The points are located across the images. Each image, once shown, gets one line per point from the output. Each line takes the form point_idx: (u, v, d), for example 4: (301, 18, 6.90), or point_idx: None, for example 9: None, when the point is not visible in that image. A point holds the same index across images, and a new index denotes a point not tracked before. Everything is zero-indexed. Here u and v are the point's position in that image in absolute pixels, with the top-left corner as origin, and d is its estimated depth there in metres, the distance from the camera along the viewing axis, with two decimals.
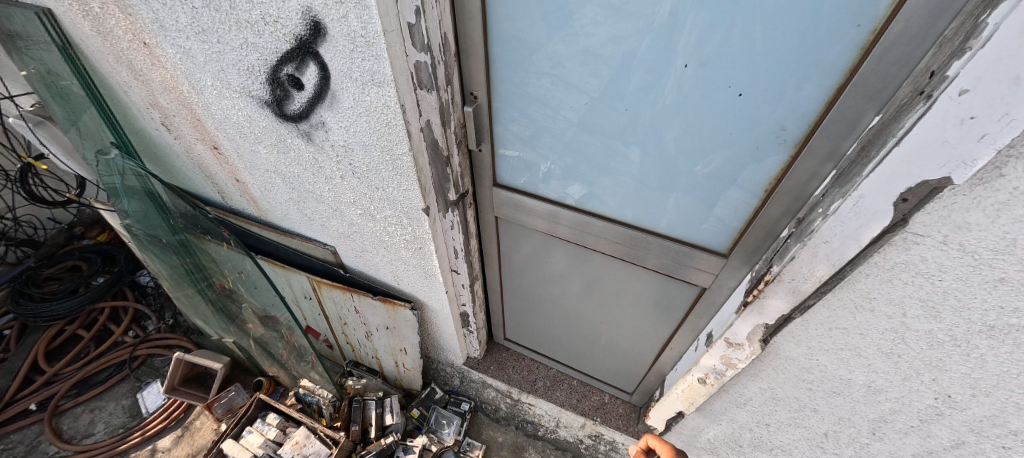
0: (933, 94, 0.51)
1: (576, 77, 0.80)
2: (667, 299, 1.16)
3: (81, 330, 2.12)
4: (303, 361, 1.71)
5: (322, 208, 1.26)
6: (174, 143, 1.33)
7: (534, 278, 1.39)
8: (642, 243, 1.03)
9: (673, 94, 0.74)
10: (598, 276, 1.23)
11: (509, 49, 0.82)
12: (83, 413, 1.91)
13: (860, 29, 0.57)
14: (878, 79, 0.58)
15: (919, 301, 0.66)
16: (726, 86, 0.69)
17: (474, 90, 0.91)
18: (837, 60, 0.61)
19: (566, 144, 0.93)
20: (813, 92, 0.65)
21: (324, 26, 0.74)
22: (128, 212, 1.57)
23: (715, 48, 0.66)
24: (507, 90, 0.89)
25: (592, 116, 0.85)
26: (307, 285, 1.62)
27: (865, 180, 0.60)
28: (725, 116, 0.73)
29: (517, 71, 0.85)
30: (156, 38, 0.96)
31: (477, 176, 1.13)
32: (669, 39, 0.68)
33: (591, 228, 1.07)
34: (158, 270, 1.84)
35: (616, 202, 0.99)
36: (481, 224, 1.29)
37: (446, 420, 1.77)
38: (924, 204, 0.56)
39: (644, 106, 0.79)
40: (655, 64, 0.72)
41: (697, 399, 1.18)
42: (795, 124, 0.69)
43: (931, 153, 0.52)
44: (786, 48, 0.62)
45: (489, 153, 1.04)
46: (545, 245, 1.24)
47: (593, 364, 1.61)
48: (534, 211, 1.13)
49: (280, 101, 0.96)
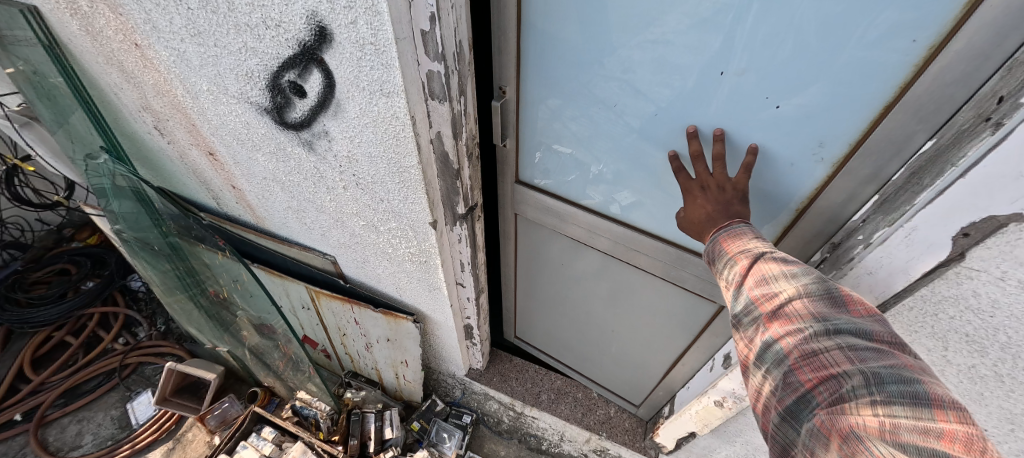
0: (1004, 121, 0.47)
1: (601, 77, 0.77)
2: (680, 312, 1.12)
3: (69, 336, 2.05)
4: (300, 372, 1.65)
5: (323, 218, 1.21)
6: (167, 148, 1.27)
7: (547, 279, 1.38)
8: (659, 252, 1.00)
9: (704, 103, 0.70)
10: (612, 281, 1.20)
11: (540, 46, 0.79)
12: (70, 424, 1.85)
13: (918, 44, 0.52)
14: (931, 99, 0.55)
15: (964, 335, 0.62)
16: (764, 98, 0.65)
17: (504, 85, 0.90)
18: (888, 78, 0.56)
19: (591, 148, 0.90)
20: (858, 108, 0.60)
21: (330, 32, 0.69)
22: (118, 215, 1.50)
23: (754, 57, 0.61)
24: (536, 87, 0.87)
25: (616, 120, 0.82)
26: (306, 295, 1.57)
27: (922, 211, 0.56)
28: (761, 129, 0.68)
29: (546, 71, 0.82)
30: (148, 40, 0.91)
31: (500, 170, 1.11)
32: (704, 44, 0.63)
33: (609, 233, 1.05)
34: (149, 276, 1.77)
35: (639, 209, 0.96)
36: (502, 220, 1.29)
37: (447, 433, 1.72)
38: (986, 239, 0.52)
39: (670, 115, 0.75)
40: (687, 70, 0.67)
41: (712, 421, 1.14)
42: (834, 143, 0.65)
43: (1002, 186, 0.48)
44: (833, 60, 0.57)
45: (513, 148, 1.02)
46: (560, 244, 1.22)
47: (602, 373, 1.58)
48: (552, 210, 1.11)
49: (280, 108, 0.90)
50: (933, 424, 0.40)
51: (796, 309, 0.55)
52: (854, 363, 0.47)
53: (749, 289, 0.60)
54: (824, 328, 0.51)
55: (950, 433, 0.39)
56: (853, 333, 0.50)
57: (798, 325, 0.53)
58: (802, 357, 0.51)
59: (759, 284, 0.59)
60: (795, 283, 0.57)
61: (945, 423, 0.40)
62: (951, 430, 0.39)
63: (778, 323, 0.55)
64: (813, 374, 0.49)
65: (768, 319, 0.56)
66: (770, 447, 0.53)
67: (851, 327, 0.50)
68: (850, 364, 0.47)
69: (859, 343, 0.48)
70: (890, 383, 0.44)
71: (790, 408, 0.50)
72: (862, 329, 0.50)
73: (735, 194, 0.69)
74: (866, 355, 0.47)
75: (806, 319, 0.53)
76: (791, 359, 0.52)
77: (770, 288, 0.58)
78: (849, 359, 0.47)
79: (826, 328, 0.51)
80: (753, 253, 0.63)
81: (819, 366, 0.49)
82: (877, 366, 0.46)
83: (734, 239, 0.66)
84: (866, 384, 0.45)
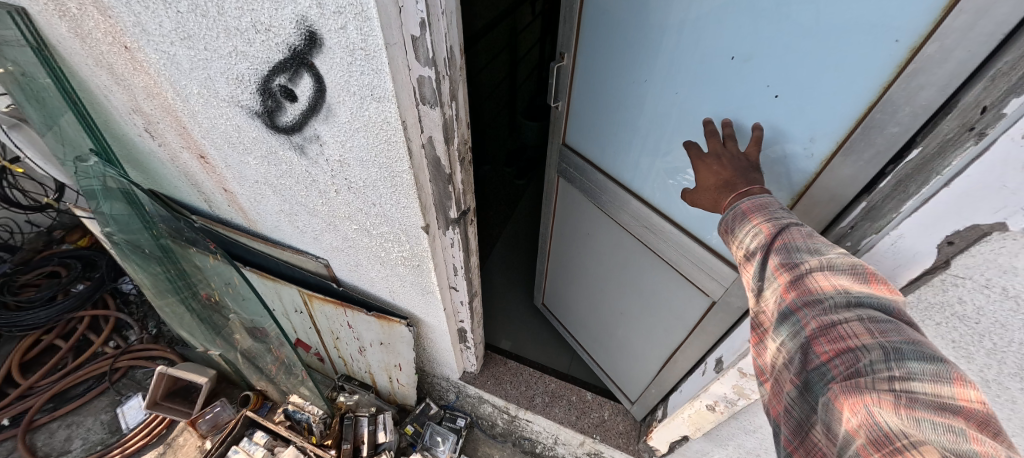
0: (988, 131, 0.48)
1: (634, 48, 0.87)
2: (678, 305, 1.15)
3: (58, 340, 2.03)
4: (292, 376, 1.63)
5: (315, 222, 1.20)
6: (159, 151, 1.26)
7: (575, 247, 1.51)
8: (663, 232, 1.05)
9: (717, 84, 0.76)
10: (625, 259, 1.28)
11: (593, 16, 0.93)
12: (59, 429, 1.83)
13: (899, 44, 0.53)
14: (905, 102, 0.55)
15: (950, 341, 0.64)
16: (765, 85, 0.69)
17: (563, 50, 1.06)
18: (870, 77, 0.57)
19: (619, 118, 1.01)
20: (844, 104, 0.62)
21: (320, 37, 0.69)
22: (108, 217, 1.49)
23: (760, 43, 0.66)
24: (587, 55, 1.01)
25: (643, 93, 0.91)
26: (298, 299, 1.56)
27: (906, 220, 0.58)
28: (761, 117, 0.72)
29: (596, 39, 0.96)
30: (138, 43, 0.90)
31: (552, 130, 1.27)
32: (720, 27, 0.70)
33: (625, 206, 1.13)
34: (139, 279, 1.75)
35: (651, 185, 1.03)
36: (547, 183, 1.45)
37: (441, 437, 1.70)
38: (969, 248, 0.54)
39: (686, 92, 0.82)
40: (703, 50, 0.74)
41: (705, 425, 1.15)
42: (823, 139, 0.66)
43: (987, 197, 0.50)
44: (824, 53, 0.60)
45: (562, 110, 1.17)
46: (587, 214, 1.34)
47: (607, 359, 1.66)
48: (583, 176, 1.24)
49: (271, 112, 0.90)
50: (953, 401, 0.39)
51: (816, 280, 0.53)
52: (875, 336, 0.46)
53: (773, 261, 0.59)
54: (845, 299, 0.50)
55: (968, 411, 0.39)
56: (875, 306, 0.49)
57: (817, 296, 0.52)
58: (820, 329, 0.50)
59: (780, 255, 0.58)
60: (819, 255, 0.55)
61: (966, 402, 0.39)
62: (970, 408, 0.39)
63: (796, 295, 0.54)
64: (829, 347, 0.48)
65: (786, 290, 0.56)
66: (780, 416, 0.54)
67: (873, 300, 0.49)
68: (869, 337, 0.46)
69: (880, 317, 0.47)
70: (910, 359, 0.43)
71: (805, 378, 0.50)
72: (885, 302, 0.49)
73: (748, 164, 0.71)
74: (886, 328, 0.46)
75: (826, 289, 0.52)
76: (808, 331, 0.51)
77: (793, 259, 0.57)
78: (870, 332, 0.47)
79: (847, 299, 0.50)
80: (777, 223, 0.61)
81: (836, 339, 0.48)
82: (898, 340, 0.45)
83: (760, 211, 0.64)
84: (885, 359, 0.44)
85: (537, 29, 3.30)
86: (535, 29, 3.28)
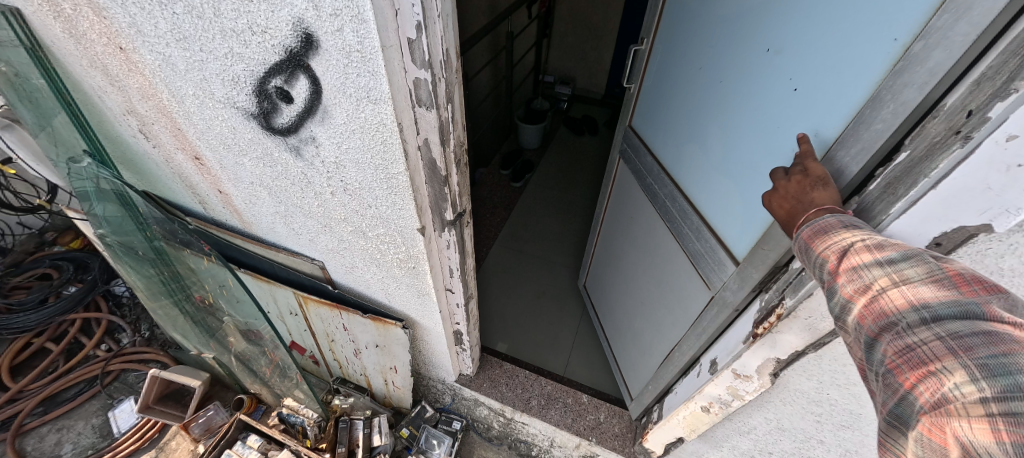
0: (973, 135, 0.49)
1: (697, 37, 1.01)
2: (687, 297, 1.22)
3: (49, 343, 2.00)
4: (286, 379, 1.62)
5: (310, 223, 1.20)
6: (153, 152, 1.25)
7: (619, 229, 1.66)
8: (688, 217, 1.16)
9: (754, 74, 0.85)
10: (655, 246, 1.39)
11: (675, 9, 1.10)
12: (49, 433, 1.80)
13: (897, 42, 0.57)
14: (892, 97, 0.57)
15: None
16: (788, 79, 0.76)
17: (643, 38, 1.25)
18: (870, 74, 0.61)
19: (675, 102, 1.15)
20: (847, 99, 0.66)
21: (316, 40, 0.69)
22: (100, 218, 1.48)
23: (791, 37, 0.74)
24: (662, 44, 1.19)
25: (696, 81, 1.05)
26: (293, 300, 1.55)
27: (895, 221, 0.58)
28: (781, 109, 0.79)
29: (671, 30, 1.13)
30: (133, 44, 0.90)
31: (623, 110, 1.45)
32: (763, 21, 0.80)
33: (663, 188, 1.26)
34: (134, 281, 1.74)
35: (687, 169, 1.14)
36: (611, 164, 1.64)
37: (437, 440, 1.69)
38: (957, 248, 0.56)
39: (729, 82, 0.93)
40: (748, 42, 0.85)
41: (699, 427, 1.16)
42: (826, 133, 0.70)
43: (972, 198, 0.51)
44: (838, 49, 0.66)
45: (634, 93, 1.37)
46: (633, 198, 1.50)
47: (625, 353, 1.74)
48: (636, 157, 1.40)
49: (267, 113, 0.90)
50: None
51: (894, 299, 0.50)
52: (959, 356, 0.42)
53: (841, 287, 0.55)
54: (920, 317, 0.47)
55: None
56: (957, 319, 0.45)
57: (891, 318, 0.49)
58: (899, 355, 0.46)
59: (850, 280, 0.54)
60: (891, 272, 0.52)
61: None
62: None
63: (871, 320, 0.51)
64: (911, 373, 0.44)
65: (861, 317, 0.52)
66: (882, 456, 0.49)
67: (953, 311, 0.46)
68: (954, 357, 0.42)
69: (964, 330, 0.44)
70: (1003, 376, 0.39)
71: (895, 412, 0.45)
72: (969, 310, 0.45)
73: (810, 180, 0.67)
74: (972, 343, 0.42)
75: (900, 310, 0.49)
76: (888, 358, 0.47)
77: (863, 281, 0.53)
78: (954, 351, 0.43)
79: (925, 317, 0.47)
80: (839, 246, 0.57)
81: (917, 363, 0.44)
82: (987, 354, 0.40)
83: (820, 236, 0.61)
84: (973, 379, 0.40)
85: (534, 33, 3.31)
86: (531, 32, 3.28)
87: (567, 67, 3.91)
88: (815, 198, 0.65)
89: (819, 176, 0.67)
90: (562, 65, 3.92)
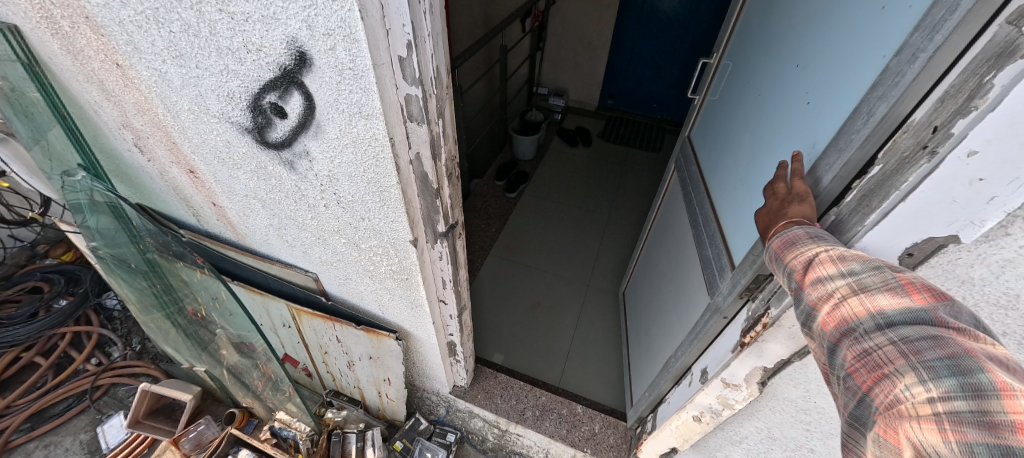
0: (939, 150, 0.51)
1: (752, 53, 1.10)
2: (691, 306, 1.24)
3: (38, 357, 1.98)
4: (279, 393, 1.59)
5: (304, 235, 1.20)
6: (148, 166, 1.26)
7: (661, 238, 1.70)
8: (707, 226, 1.20)
9: (783, 88, 0.90)
10: (681, 256, 1.43)
11: (744, 29, 1.20)
12: (36, 449, 1.77)
13: (884, 59, 0.61)
14: (867, 110, 0.60)
15: None
16: (807, 92, 0.81)
17: (715, 54, 1.35)
18: (860, 87, 0.65)
19: (724, 113, 1.23)
20: (838, 109, 0.70)
21: (309, 57, 0.71)
22: (93, 230, 1.48)
23: (816, 54, 0.80)
24: (729, 61, 1.28)
25: (744, 94, 1.12)
26: (286, 313, 1.55)
27: (870, 232, 0.60)
28: (795, 122, 0.84)
29: (739, 48, 1.21)
30: (130, 60, 0.91)
31: (686, 122, 1.54)
32: (799, 38, 0.87)
33: (698, 196, 1.31)
34: (125, 293, 1.73)
35: (720, 178, 1.19)
36: (665, 174, 1.70)
37: (431, 453, 1.68)
38: (929, 258, 0.58)
39: (764, 95, 0.99)
40: (784, 58, 0.92)
41: (692, 436, 1.17)
42: (820, 141, 0.74)
43: (940, 211, 0.53)
44: (843, 64, 0.71)
45: (699, 105, 1.46)
46: (676, 207, 1.55)
47: (636, 363, 1.75)
48: (686, 166, 1.48)
49: (261, 128, 0.91)
50: (1002, 417, 0.36)
51: (854, 306, 0.51)
52: (909, 359, 0.44)
53: (807, 295, 0.57)
54: (876, 323, 0.49)
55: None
56: (908, 325, 0.47)
57: (850, 324, 0.51)
58: (858, 359, 0.48)
59: (815, 288, 0.56)
60: (849, 280, 0.53)
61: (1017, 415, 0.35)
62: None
63: (833, 326, 0.52)
64: (868, 376, 0.46)
65: (824, 323, 0.54)
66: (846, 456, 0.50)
67: (904, 317, 0.47)
68: (905, 360, 0.44)
69: (914, 334, 0.45)
70: (948, 378, 0.40)
71: (855, 413, 0.47)
72: (918, 317, 0.47)
73: (794, 197, 0.71)
74: (920, 347, 0.44)
75: (859, 316, 0.50)
76: (847, 363, 0.49)
77: (825, 289, 0.55)
78: (904, 355, 0.44)
79: (880, 323, 0.49)
80: (806, 257, 0.60)
81: (873, 367, 0.46)
82: (934, 357, 0.42)
83: (789, 249, 0.63)
84: (920, 380, 0.42)
85: (529, 46, 3.37)
86: (525, 46, 3.35)
87: (561, 78, 3.96)
88: (789, 212, 0.69)
89: (798, 193, 0.70)
90: (556, 78, 3.98)
